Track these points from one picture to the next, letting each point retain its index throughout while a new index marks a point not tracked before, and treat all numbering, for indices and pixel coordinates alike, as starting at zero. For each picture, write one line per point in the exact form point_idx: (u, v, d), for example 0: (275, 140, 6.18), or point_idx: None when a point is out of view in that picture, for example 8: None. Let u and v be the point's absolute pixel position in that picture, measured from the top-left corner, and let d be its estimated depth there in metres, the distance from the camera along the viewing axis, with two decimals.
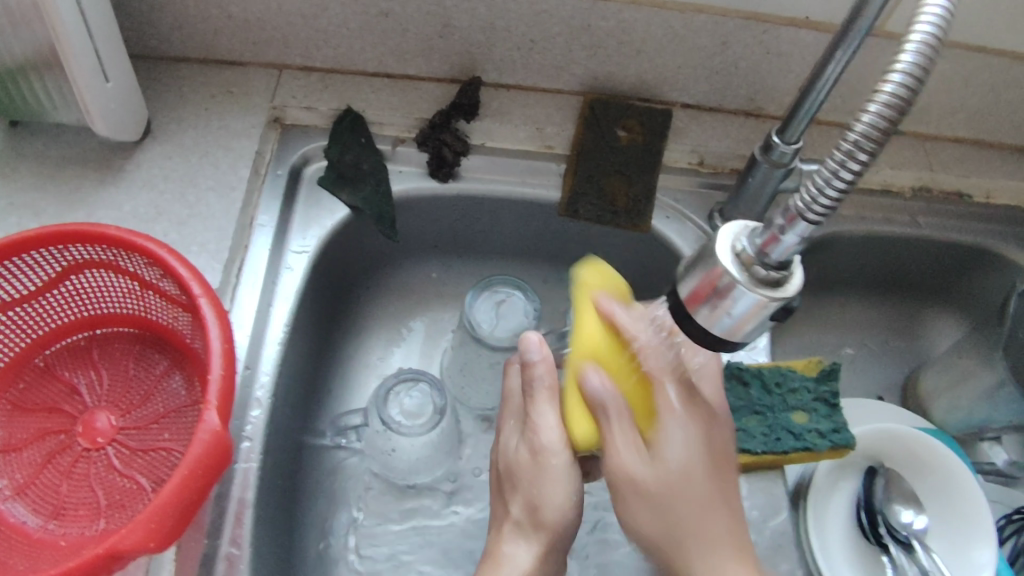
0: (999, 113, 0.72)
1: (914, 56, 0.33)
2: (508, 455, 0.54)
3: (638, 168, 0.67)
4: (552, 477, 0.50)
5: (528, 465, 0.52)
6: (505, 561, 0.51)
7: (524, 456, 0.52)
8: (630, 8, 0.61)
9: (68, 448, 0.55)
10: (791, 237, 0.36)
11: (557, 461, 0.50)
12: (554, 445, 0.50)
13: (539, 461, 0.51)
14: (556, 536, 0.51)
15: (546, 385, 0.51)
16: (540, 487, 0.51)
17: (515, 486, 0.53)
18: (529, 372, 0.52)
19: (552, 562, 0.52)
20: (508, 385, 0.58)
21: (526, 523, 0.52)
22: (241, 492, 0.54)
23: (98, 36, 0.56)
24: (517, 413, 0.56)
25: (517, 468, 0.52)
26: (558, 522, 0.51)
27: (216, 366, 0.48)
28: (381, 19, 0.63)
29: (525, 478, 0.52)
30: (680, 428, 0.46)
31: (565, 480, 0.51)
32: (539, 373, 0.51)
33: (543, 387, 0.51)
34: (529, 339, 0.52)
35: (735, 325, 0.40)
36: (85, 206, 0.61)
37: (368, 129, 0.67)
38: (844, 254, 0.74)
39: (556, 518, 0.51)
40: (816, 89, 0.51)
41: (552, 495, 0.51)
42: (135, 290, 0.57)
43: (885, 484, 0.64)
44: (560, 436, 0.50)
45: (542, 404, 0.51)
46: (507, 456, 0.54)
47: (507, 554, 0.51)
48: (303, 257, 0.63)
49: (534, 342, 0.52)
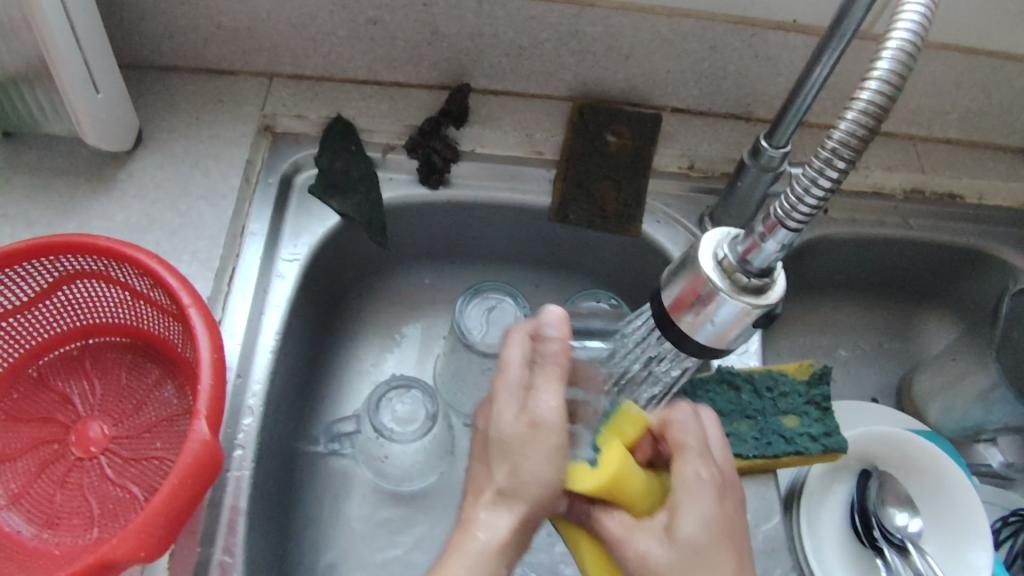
0: (991, 113, 0.72)
1: (891, 62, 0.33)
2: (498, 428, 0.42)
3: (627, 173, 0.67)
4: (546, 457, 0.41)
5: (521, 436, 0.42)
6: (475, 532, 0.41)
7: (518, 431, 0.42)
8: (617, 13, 0.61)
9: (61, 457, 0.55)
10: (772, 245, 0.36)
11: (559, 438, 0.42)
12: (553, 417, 0.42)
13: (537, 433, 0.42)
14: (538, 511, 0.42)
15: (559, 360, 0.45)
16: (529, 460, 0.41)
17: (502, 455, 0.42)
18: (536, 337, 0.46)
19: (525, 542, 0.43)
20: (508, 357, 0.45)
21: (505, 495, 0.42)
22: (233, 500, 0.54)
23: (88, 48, 0.56)
24: (513, 384, 0.44)
25: (506, 443, 0.42)
26: (543, 498, 0.42)
27: (205, 375, 0.47)
28: (370, 27, 0.63)
29: (516, 449, 0.42)
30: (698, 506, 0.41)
31: (556, 463, 0.42)
32: (550, 348, 0.45)
33: (550, 360, 0.45)
34: (552, 312, 0.46)
35: (718, 333, 0.40)
36: (77, 216, 0.61)
37: (359, 137, 0.67)
38: (836, 257, 0.74)
39: (540, 497, 0.42)
40: (803, 93, 0.51)
41: (543, 470, 0.41)
42: (127, 300, 0.57)
43: (879, 486, 0.63)
44: (561, 413, 0.42)
45: (544, 381, 0.43)
46: (496, 430, 0.43)
47: (479, 525, 0.42)
48: (294, 264, 0.63)
49: (557, 318, 0.47)
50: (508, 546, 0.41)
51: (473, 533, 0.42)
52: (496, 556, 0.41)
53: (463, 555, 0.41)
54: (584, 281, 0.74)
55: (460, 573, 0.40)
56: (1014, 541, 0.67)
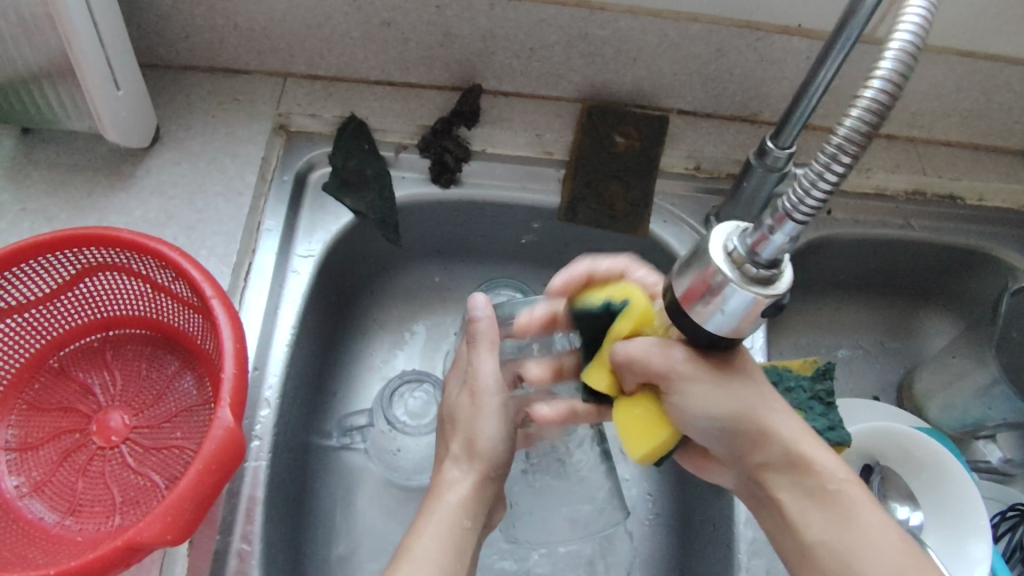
0: (990, 116, 0.74)
1: (893, 62, 0.34)
2: (449, 403, 0.56)
3: (637, 173, 0.68)
4: (489, 415, 0.53)
5: (467, 406, 0.54)
6: (447, 488, 0.51)
7: (463, 403, 0.54)
8: (626, 17, 0.62)
9: (83, 446, 0.56)
10: (781, 237, 0.36)
11: (491, 399, 0.53)
12: (491, 378, 0.54)
13: (478, 401, 0.54)
14: (492, 466, 0.52)
15: (489, 336, 0.55)
16: (476, 424, 0.53)
17: (455, 427, 0.54)
18: (474, 328, 0.56)
19: (486, 495, 0.52)
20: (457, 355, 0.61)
21: (462, 457, 0.52)
22: (251, 489, 0.55)
23: (110, 47, 0.57)
24: (458, 369, 0.59)
25: (457, 411, 0.55)
26: (493, 454, 0.52)
27: (228, 365, 0.49)
28: (384, 28, 0.65)
29: (463, 417, 0.54)
30: (700, 383, 0.44)
31: (497, 420, 0.53)
32: (483, 327, 0.56)
33: (486, 340, 0.55)
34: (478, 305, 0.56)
35: (729, 323, 0.41)
36: (96, 211, 0.62)
37: (373, 136, 0.69)
38: (839, 256, 0.75)
39: (492, 455, 0.52)
40: (808, 95, 0.53)
41: (484, 428, 0.53)
42: (148, 293, 0.58)
43: (880, 482, 0.66)
44: (496, 379, 0.54)
45: (483, 352, 0.55)
46: (447, 404, 0.56)
47: (449, 483, 0.51)
48: (309, 260, 0.64)
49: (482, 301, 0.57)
50: (477, 499, 0.51)
51: (443, 491, 0.50)
52: (456, 510, 0.49)
53: (429, 512, 0.49)
54: None
55: (430, 524, 0.48)
56: (1012, 535, 0.69)
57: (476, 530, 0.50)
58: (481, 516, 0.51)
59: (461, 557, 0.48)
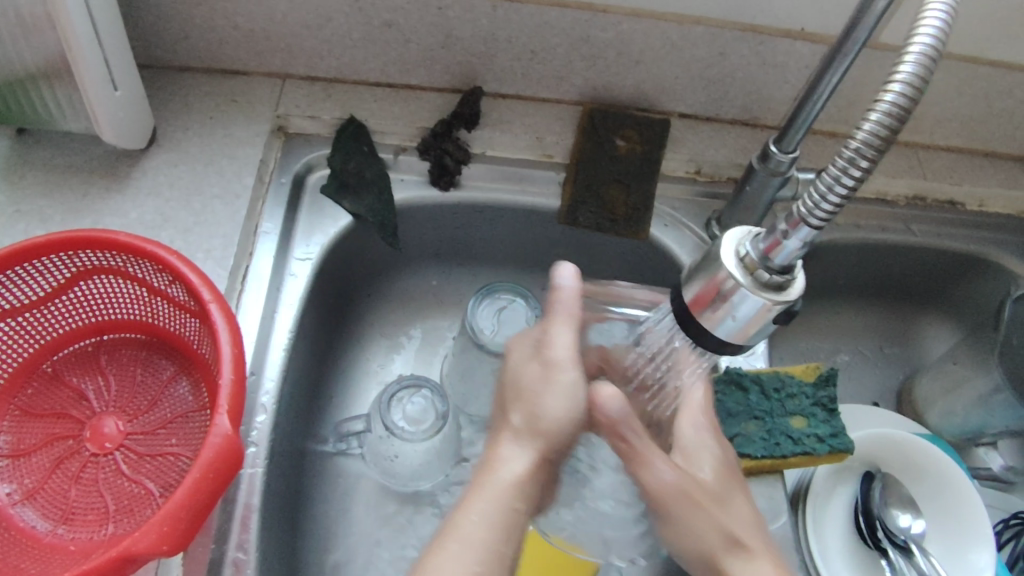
0: (992, 122, 0.74)
1: (914, 65, 0.33)
2: (508, 373, 0.51)
3: (637, 177, 0.68)
4: (558, 388, 0.48)
5: (536, 375, 0.49)
6: (501, 464, 0.47)
7: (530, 373, 0.50)
8: (630, 19, 0.62)
9: (76, 453, 0.55)
10: (795, 242, 0.36)
11: (567, 373, 0.48)
12: (566, 348, 0.49)
13: (549, 372, 0.49)
14: (554, 446, 0.48)
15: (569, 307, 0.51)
16: (542, 395, 0.48)
17: (516, 397, 0.49)
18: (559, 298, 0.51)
19: (542, 477, 0.48)
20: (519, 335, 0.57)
21: (525, 432, 0.48)
22: (247, 496, 0.54)
23: (108, 46, 0.56)
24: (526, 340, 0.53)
25: (525, 381, 0.50)
26: (555, 432, 0.48)
27: (227, 371, 0.48)
28: (385, 30, 0.64)
29: (530, 388, 0.49)
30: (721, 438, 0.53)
31: (569, 394, 0.48)
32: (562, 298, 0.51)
33: (563, 310, 0.50)
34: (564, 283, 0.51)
35: (739, 329, 0.40)
36: (92, 213, 0.61)
37: (371, 138, 0.68)
38: (839, 262, 0.75)
39: (563, 430, 0.48)
40: (814, 98, 0.53)
41: (553, 401, 0.48)
42: (143, 297, 0.57)
43: (882, 489, 0.65)
44: (572, 351, 0.50)
45: (560, 324, 0.50)
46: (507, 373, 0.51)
47: (503, 461, 0.47)
48: (307, 263, 0.63)
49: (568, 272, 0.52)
50: (530, 481, 0.46)
51: (497, 468, 0.47)
52: (509, 489, 0.46)
53: (482, 489, 0.46)
54: None
55: (483, 503, 0.45)
56: (1017, 543, 0.68)
57: (527, 517, 0.46)
58: (536, 497, 0.47)
59: (508, 540, 0.44)
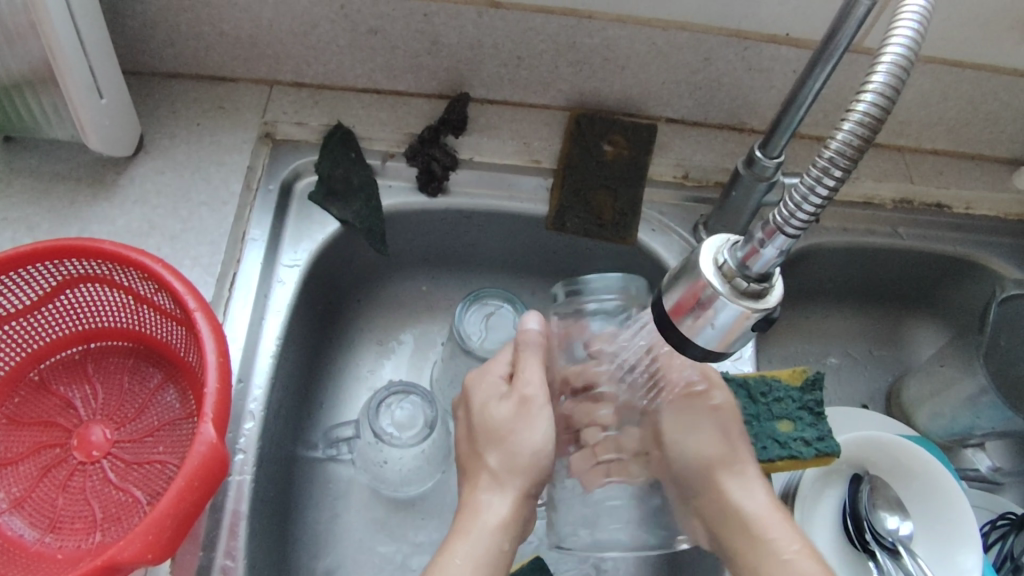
0: (977, 125, 0.74)
1: (886, 75, 0.34)
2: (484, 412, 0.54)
3: (624, 182, 0.68)
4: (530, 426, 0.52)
5: (512, 412, 0.53)
6: (481, 508, 0.51)
7: (506, 413, 0.53)
8: (615, 25, 0.62)
9: (63, 461, 0.55)
10: (771, 251, 0.36)
11: (538, 407, 0.53)
12: (537, 389, 0.53)
13: (524, 408, 0.53)
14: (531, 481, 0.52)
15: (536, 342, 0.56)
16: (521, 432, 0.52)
17: (491, 438, 0.53)
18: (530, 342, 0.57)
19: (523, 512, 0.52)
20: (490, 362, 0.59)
21: (499, 473, 0.52)
22: (234, 504, 0.54)
23: (93, 55, 0.57)
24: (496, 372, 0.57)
25: (500, 417, 0.53)
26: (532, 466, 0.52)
27: (211, 379, 0.48)
28: (371, 36, 0.64)
29: (505, 427, 0.53)
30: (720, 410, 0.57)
31: (545, 428, 0.52)
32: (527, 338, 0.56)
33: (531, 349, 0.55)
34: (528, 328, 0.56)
35: (719, 337, 0.40)
36: (78, 221, 0.61)
37: (359, 144, 0.68)
38: (827, 265, 0.75)
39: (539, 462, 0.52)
40: (796, 104, 0.53)
41: (528, 436, 0.52)
42: (130, 304, 0.57)
43: (870, 491, 0.64)
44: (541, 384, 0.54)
45: (529, 360, 0.55)
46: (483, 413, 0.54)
47: (483, 502, 0.51)
48: (295, 270, 0.64)
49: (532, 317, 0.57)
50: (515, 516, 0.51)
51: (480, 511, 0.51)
52: (494, 532, 0.50)
53: (464, 538, 0.49)
54: None
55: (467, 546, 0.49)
56: (1003, 544, 0.68)
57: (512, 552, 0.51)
58: (519, 525, 0.52)
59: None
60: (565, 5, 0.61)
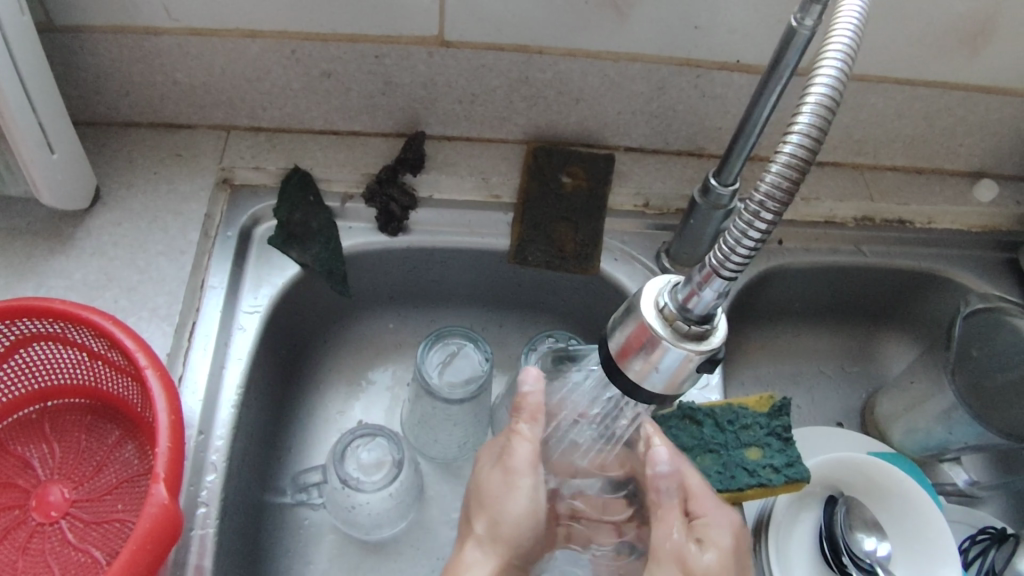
0: (935, 142, 0.75)
1: (811, 118, 0.34)
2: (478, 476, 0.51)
3: (585, 214, 0.68)
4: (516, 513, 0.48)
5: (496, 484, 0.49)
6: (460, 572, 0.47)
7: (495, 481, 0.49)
8: (566, 59, 0.63)
9: (22, 523, 0.54)
10: (710, 293, 0.37)
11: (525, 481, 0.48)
12: (525, 459, 0.49)
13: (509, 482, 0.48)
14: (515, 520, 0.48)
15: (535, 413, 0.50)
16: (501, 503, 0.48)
17: (480, 504, 0.49)
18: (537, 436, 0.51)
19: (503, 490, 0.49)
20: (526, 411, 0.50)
21: (487, 538, 0.48)
22: (198, 559, 0.53)
23: (41, 108, 0.56)
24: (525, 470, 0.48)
25: (486, 489, 0.49)
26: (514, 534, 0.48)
27: (163, 439, 0.48)
28: (325, 79, 0.64)
29: (491, 495, 0.49)
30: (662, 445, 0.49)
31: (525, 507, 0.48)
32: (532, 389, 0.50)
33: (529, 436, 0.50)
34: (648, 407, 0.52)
35: (664, 379, 0.40)
36: (34, 276, 0.61)
37: (317, 187, 0.68)
38: (794, 287, 0.76)
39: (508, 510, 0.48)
40: (748, 131, 0.53)
41: (516, 500, 0.48)
42: (85, 360, 0.57)
43: (846, 512, 0.64)
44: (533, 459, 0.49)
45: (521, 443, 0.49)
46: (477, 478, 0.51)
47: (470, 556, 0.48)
48: (255, 316, 0.63)
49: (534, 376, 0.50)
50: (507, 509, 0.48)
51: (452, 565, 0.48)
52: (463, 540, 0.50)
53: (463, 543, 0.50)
54: (547, 319, 0.74)
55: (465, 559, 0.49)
56: (984, 559, 0.68)
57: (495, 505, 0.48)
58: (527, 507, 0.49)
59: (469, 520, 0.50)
60: (515, 41, 0.61)
